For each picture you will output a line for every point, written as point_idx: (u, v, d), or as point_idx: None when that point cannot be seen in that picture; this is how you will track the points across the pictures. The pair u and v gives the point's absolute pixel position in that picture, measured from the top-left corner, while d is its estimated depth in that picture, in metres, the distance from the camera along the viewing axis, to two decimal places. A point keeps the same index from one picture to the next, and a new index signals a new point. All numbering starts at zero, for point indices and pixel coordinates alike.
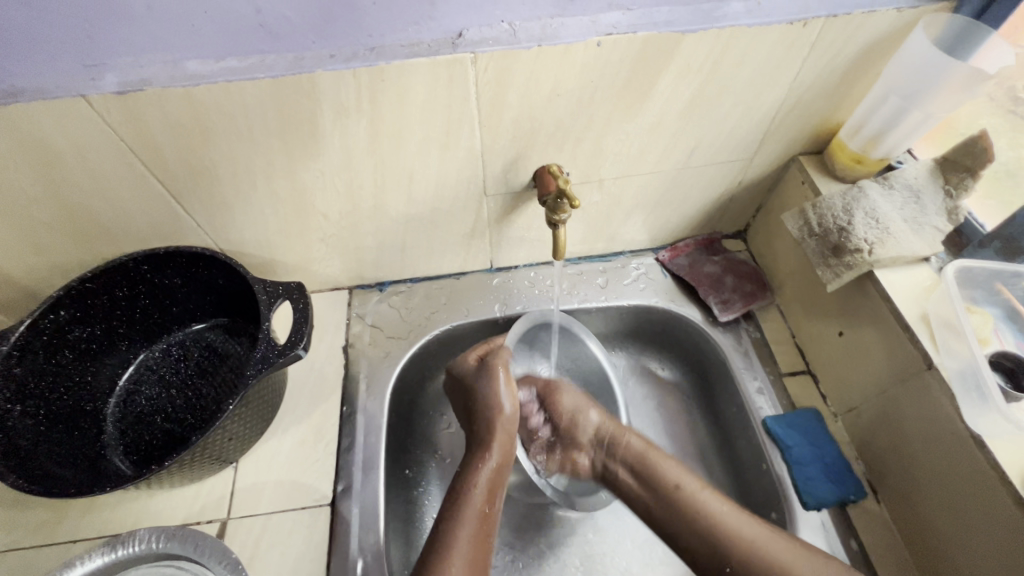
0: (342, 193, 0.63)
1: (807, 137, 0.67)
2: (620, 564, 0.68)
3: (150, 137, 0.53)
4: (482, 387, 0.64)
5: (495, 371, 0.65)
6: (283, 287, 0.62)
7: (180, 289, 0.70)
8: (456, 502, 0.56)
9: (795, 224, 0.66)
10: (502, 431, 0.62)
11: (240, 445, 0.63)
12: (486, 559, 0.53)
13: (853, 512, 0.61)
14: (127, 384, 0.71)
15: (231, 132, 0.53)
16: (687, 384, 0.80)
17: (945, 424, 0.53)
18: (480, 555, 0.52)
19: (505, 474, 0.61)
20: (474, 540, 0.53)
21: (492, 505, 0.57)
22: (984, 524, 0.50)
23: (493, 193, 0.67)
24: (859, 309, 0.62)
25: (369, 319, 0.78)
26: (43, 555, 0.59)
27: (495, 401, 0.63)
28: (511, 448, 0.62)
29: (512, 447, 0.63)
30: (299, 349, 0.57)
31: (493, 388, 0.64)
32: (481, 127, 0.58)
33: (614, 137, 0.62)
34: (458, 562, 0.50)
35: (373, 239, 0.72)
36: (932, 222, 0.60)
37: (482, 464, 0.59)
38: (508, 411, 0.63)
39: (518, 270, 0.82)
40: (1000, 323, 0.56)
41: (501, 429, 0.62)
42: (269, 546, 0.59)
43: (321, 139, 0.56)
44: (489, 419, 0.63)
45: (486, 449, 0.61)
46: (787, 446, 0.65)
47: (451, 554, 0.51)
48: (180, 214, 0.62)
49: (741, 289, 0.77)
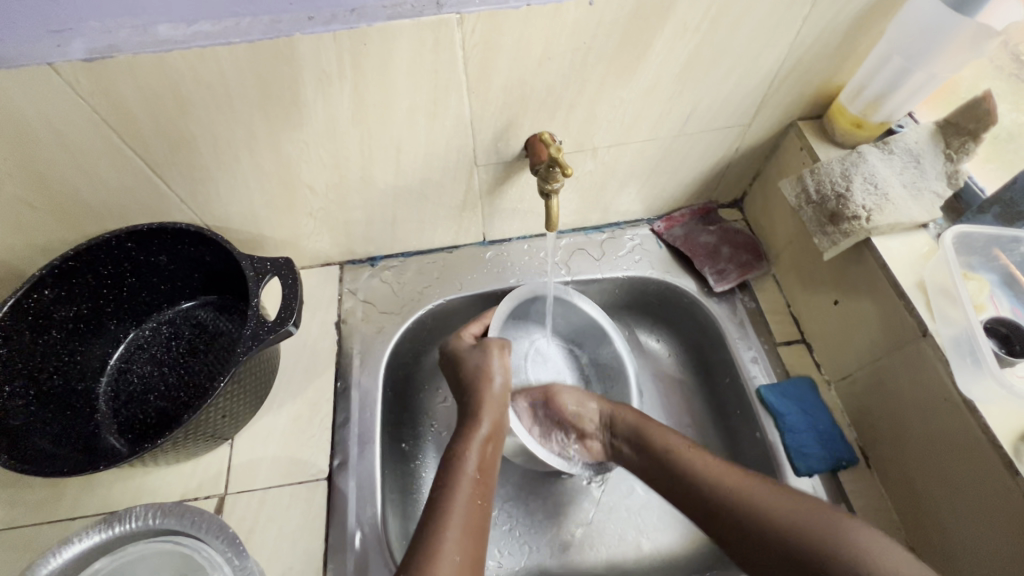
0: (328, 165, 0.61)
1: (807, 100, 0.65)
2: (616, 532, 0.70)
3: (125, 109, 0.51)
4: (476, 363, 0.64)
5: (491, 352, 0.65)
6: (271, 263, 0.61)
7: (167, 266, 0.68)
8: (449, 472, 0.55)
9: (793, 191, 0.65)
10: (494, 402, 0.61)
11: (235, 422, 0.63)
12: (485, 526, 0.53)
13: (844, 478, 0.62)
14: (118, 363, 0.70)
15: (210, 102, 0.51)
16: (683, 354, 0.80)
17: (937, 390, 0.53)
18: (478, 523, 0.52)
19: (498, 441, 0.60)
20: (470, 508, 0.52)
21: (487, 472, 0.57)
22: (971, 488, 0.51)
23: (484, 164, 0.65)
24: (854, 277, 0.62)
25: (361, 294, 0.77)
26: (44, 532, 0.59)
27: (488, 373, 0.63)
28: (502, 420, 0.61)
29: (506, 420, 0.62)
30: (289, 325, 0.56)
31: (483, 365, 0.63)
32: (469, 94, 0.56)
33: (607, 102, 0.60)
34: (455, 530, 0.50)
35: (362, 212, 0.70)
36: (932, 188, 0.59)
37: (474, 433, 0.59)
38: (499, 385, 0.62)
39: (511, 242, 0.81)
40: (996, 290, 0.55)
41: (490, 401, 0.61)
42: (268, 520, 0.60)
43: (304, 107, 0.54)
44: (477, 390, 0.62)
45: (477, 417, 0.60)
46: (780, 414, 0.65)
47: (447, 523, 0.51)
48: (161, 188, 0.60)
49: (736, 259, 0.76)
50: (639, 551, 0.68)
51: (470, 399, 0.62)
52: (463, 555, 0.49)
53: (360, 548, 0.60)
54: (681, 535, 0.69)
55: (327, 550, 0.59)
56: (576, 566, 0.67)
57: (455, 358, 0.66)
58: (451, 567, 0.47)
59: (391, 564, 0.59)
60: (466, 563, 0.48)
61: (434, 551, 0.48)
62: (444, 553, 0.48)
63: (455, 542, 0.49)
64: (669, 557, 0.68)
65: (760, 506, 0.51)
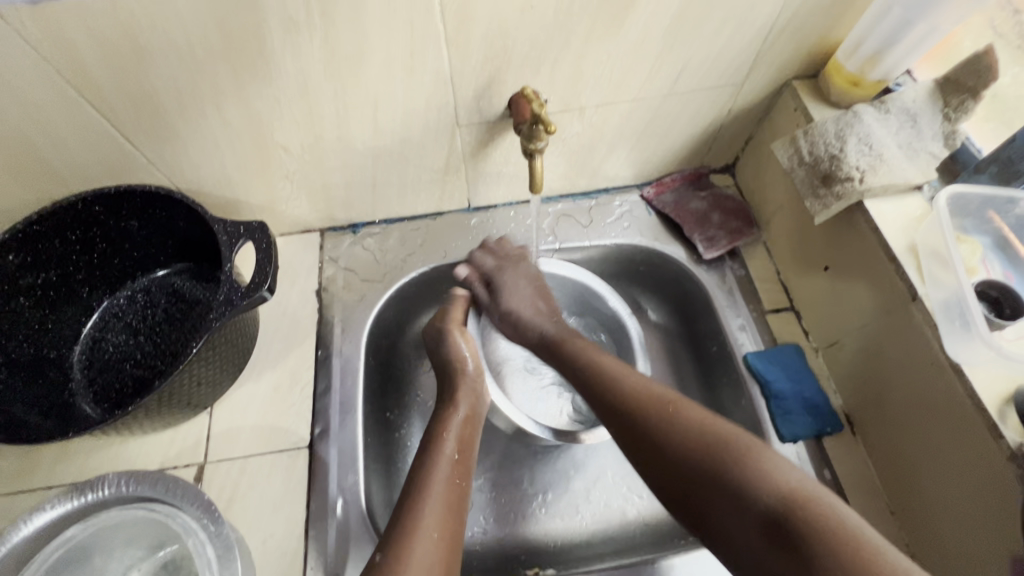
0: (302, 123, 0.58)
1: (803, 58, 0.63)
2: (600, 499, 0.70)
3: (79, 59, 0.47)
4: (450, 352, 0.64)
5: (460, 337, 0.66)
6: (244, 227, 0.58)
7: (139, 231, 0.66)
8: (429, 450, 0.55)
9: (786, 153, 0.63)
10: (470, 390, 0.61)
11: (212, 390, 0.62)
12: (464, 505, 0.52)
13: (828, 444, 0.62)
14: (92, 332, 0.69)
15: (169, 52, 0.48)
16: (672, 323, 0.78)
17: (925, 354, 0.52)
18: (456, 501, 0.51)
19: (476, 423, 0.59)
20: (449, 487, 0.52)
21: (466, 452, 0.56)
22: (956, 455, 0.50)
23: (466, 123, 0.62)
24: (845, 242, 0.60)
25: (342, 262, 0.75)
26: (20, 501, 0.58)
27: (463, 362, 0.63)
28: (479, 405, 0.61)
29: (483, 404, 0.62)
30: (264, 291, 0.54)
31: (457, 352, 0.64)
32: (448, 46, 0.53)
33: (594, 57, 0.57)
34: (433, 506, 0.49)
35: (340, 175, 0.67)
36: (928, 149, 0.57)
37: (451, 417, 0.58)
38: (473, 369, 0.63)
39: (496, 209, 0.79)
40: (989, 253, 0.54)
41: (467, 388, 0.61)
42: (248, 487, 0.59)
43: (271, 59, 0.51)
44: (453, 376, 0.62)
45: (454, 401, 0.60)
46: (767, 381, 0.64)
47: (426, 497, 0.50)
48: (126, 147, 0.57)
49: (727, 226, 0.74)
50: (624, 517, 0.69)
51: (449, 385, 0.62)
52: (442, 531, 0.48)
53: (342, 515, 0.59)
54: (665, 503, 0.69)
55: (309, 518, 0.58)
56: (561, 532, 0.68)
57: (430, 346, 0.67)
58: (428, 544, 0.47)
59: (373, 532, 0.59)
60: (444, 538, 0.48)
61: (413, 528, 0.47)
62: (423, 530, 0.47)
63: (435, 518, 0.48)
64: (653, 523, 0.68)
65: (677, 422, 0.49)
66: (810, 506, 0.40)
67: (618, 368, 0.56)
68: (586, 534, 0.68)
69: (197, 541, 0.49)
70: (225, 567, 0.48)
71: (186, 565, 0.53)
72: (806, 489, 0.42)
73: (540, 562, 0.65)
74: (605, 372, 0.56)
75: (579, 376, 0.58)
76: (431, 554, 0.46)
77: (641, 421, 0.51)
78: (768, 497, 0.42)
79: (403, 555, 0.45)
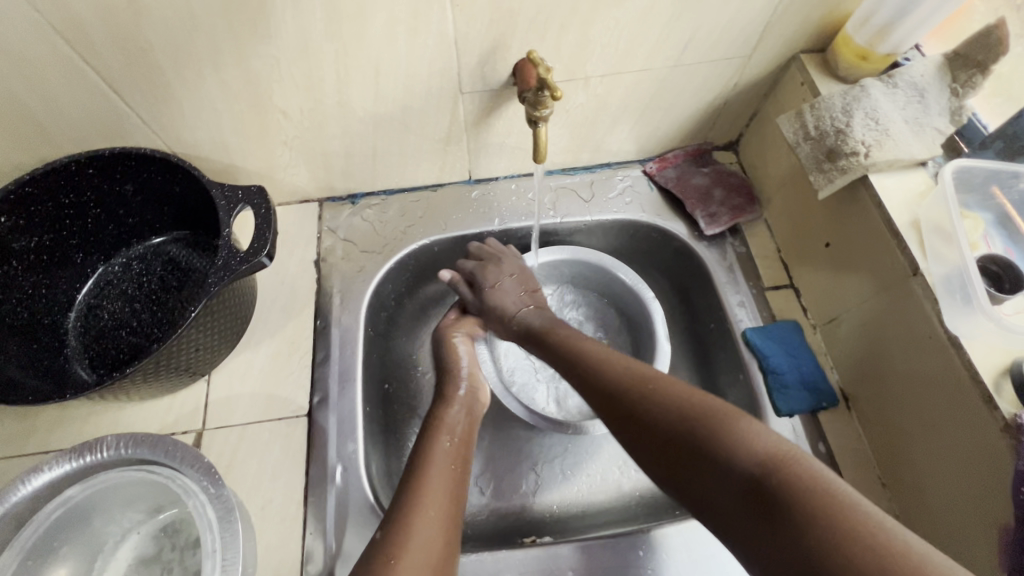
0: (302, 86, 0.57)
1: (811, 32, 0.62)
2: (598, 471, 0.70)
3: (71, 11, 0.46)
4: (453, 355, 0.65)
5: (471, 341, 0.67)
6: (242, 192, 0.57)
7: (134, 196, 0.64)
8: (426, 441, 0.55)
9: (791, 128, 0.63)
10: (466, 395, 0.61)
11: (209, 358, 0.61)
12: (460, 492, 0.51)
13: (823, 418, 0.63)
14: (87, 299, 0.68)
15: (167, 7, 0.47)
16: (670, 299, 0.79)
17: (924, 328, 0.52)
18: (456, 485, 0.51)
19: (474, 422, 0.59)
20: (449, 471, 0.52)
21: (463, 444, 0.56)
22: (950, 424, 0.51)
23: (469, 91, 0.61)
24: (848, 218, 0.60)
25: (341, 232, 0.74)
26: (16, 465, 0.58)
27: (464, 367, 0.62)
28: (474, 406, 0.61)
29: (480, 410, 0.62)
30: (263, 257, 0.53)
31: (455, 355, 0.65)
32: (453, 7, 0.52)
33: (601, 24, 0.56)
34: (435, 483, 0.50)
35: (339, 143, 0.66)
36: (935, 124, 0.57)
37: (447, 413, 0.58)
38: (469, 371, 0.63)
39: (498, 181, 0.78)
40: (990, 229, 0.55)
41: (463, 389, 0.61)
42: (247, 455, 0.59)
43: (272, 17, 0.50)
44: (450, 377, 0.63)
45: (448, 400, 0.60)
46: (765, 356, 0.65)
47: (428, 477, 0.50)
48: (120, 107, 0.56)
49: (729, 202, 0.74)
50: (619, 489, 0.69)
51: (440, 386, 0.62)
52: (443, 509, 0.48)
53: (341, 483, 0.59)
54: None
55: (308, 485, 0.58)
56: (559, 502, 0.68)
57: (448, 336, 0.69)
58: (428, 525, 0.46)
59: (373, 500, 0.59)
60: (446, 514, 0.48)
61: (412, 511, 0.47)
62: (422, 511, 0.47)
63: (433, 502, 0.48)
64: (649, 495, 0.68)
65: (659, 399, 0.48)
66: (803, 477, 0.37)
67: (638, 366, 0.53)
68: (584, 505, 0.68)
69: (197, 502, 0.49)
70: (225, 528, 0.48)
71: (185, 528, 0.54)
72: (784, 453, 0.39)
73: (536, 531, 0.66)
74: (622, 368, 0.53)
75: (565, 365, 0.58)
76: (431, 536, 0.46)
77: (625, 404, 0.50)
78: (751, 466, 0.39)
79: (408, 523, 0.46)
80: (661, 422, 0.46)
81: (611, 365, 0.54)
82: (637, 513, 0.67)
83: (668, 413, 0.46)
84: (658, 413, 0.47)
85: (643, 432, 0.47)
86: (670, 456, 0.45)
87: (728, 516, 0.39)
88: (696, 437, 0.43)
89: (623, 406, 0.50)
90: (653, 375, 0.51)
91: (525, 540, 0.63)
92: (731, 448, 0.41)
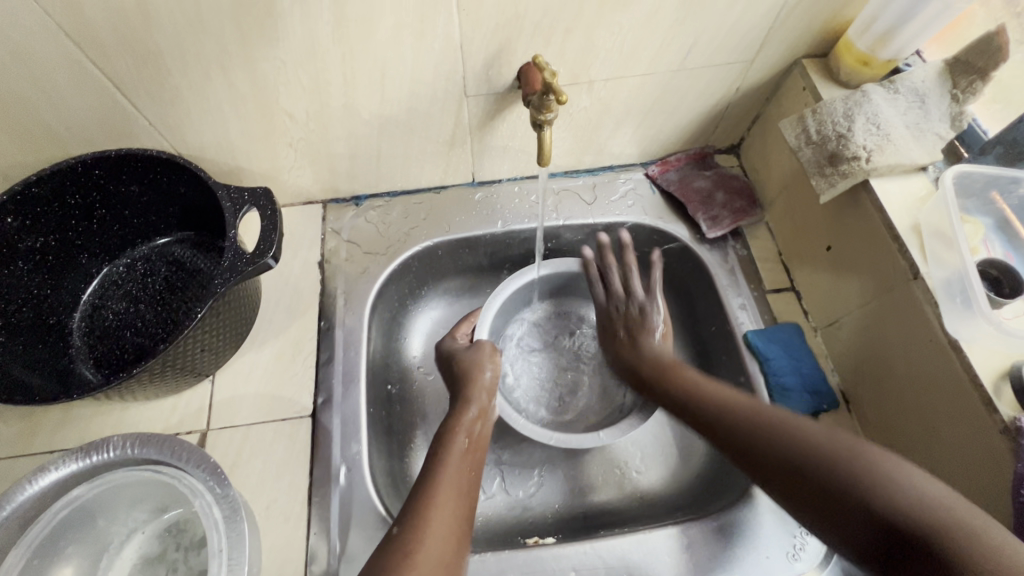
0: (308, 88, 0.58)
1: (813, 37, 0.62)
2: (600, 472, 0.71)
3: (80, 13, 0.46)
4: (469, 359, 0.64)
5: (483, 347, 0.65)
6: (248, 194, 0.58)
7: (139, 197, 0.65)
8: (442, 440, 0.56)
9: (793, 132, 0.64)
10: (485, 393, 0.61)
11: (214, 358, 0.61)
12: (472, 493, 0.52)
13: (824, 420, 0.63)
14: (92, 299, 0.68)
15: (176, 11, 0.47)
16: (672, 301, 0.79)
17: (924, 332, 0.53)
18: (468, 489, 0.52)
19: (488, 422, 0.60)
20: (460, 474, 0.52)
21: (476, 445, 0.57)
22: (948, 428, 0.52)
23: (474, 94, 0.62)
24: (849, 222, 0.61)
25: (345, 234, 0.75)
26: (20, 464, 0.58)
27: (482, 367, 0.63)
28: (490, 408, 0.61)
29: (495, 409, 0.62)
30: (269, 258, 0.54)
31: (477, 360, 0.63)
32: (460, 12, 0.52)
33: (606, 29, 0.56)
34: (445, 488, 0.50)
35: (344, 145, 0.67)
36: (935, 129, 0.57)
37: (463, 414, 0.59)
38: (490, 377, 0.62)
39: (501, 184, 0.78)
40: (989, 233, 0.56)
41: (481, 390, 0.61)
42: (251, 455, 0.60)
43: (280, 20, 0.50)
44: (468, 382, 0.62)
45: (466, 399, 0.60)
46: (766, 359, 0.65)
47: (437, 484, 0.51)
48: (127, 109, 0.56)
49: (731, 206, 0.75)
50: (622, 490, 0.70)
51: (461, 383, 0.62)
52: (454, 513, 0.49)
53: (345, 483, 0.60)
54: (662, 478, 0.70)
55: (311, 486, 0.59)
56: (561, 503, 0.69)
57: (449, 358, 0.66)
58: (443, 525, 0.47)
59: (377, 501, 0.60)
60: (455, 520, 0.49)
61: (427, 509, 0.48)
62: (438, 509, 0.48)
63: (447, 502, 0.49)
64: (651, 496, 0.69)
65: (792, 442, 0.49)
66: (965, 524, 0.38)
67: (761, 406, 0.53)
68: (586, 506, 0.69)
69: (203, 502, 0.49)
70: (231, 527, 0.48)
71: (191, 528, 0.54)
72: (940, 502, 0.40)
73: (537, 532, 0.66)
74: (744, 408, 0.54)
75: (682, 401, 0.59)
76: (445, 535, 0.47)
77: (753, 446, 0.51)
78: (906, 512, 0.40)
79: (415, 529, 0.46)
80: (805, 469, 0.47)
81: (735, 406, 0.54)
82: (640, 514, 0.67)
83: (805, 453, 0.47)
84: (796, 454, 0.48)
85: (782, 477, 0.48)
86: (806, 493, 0.46)
87: (896, 570, 0.40)
88: (850, 488, 0.44)
89: (753, 447, 0.51)
90: (784, 417, 0.52)
91: (528, 541, 0.64)
92: (883, 491, 0.42)
